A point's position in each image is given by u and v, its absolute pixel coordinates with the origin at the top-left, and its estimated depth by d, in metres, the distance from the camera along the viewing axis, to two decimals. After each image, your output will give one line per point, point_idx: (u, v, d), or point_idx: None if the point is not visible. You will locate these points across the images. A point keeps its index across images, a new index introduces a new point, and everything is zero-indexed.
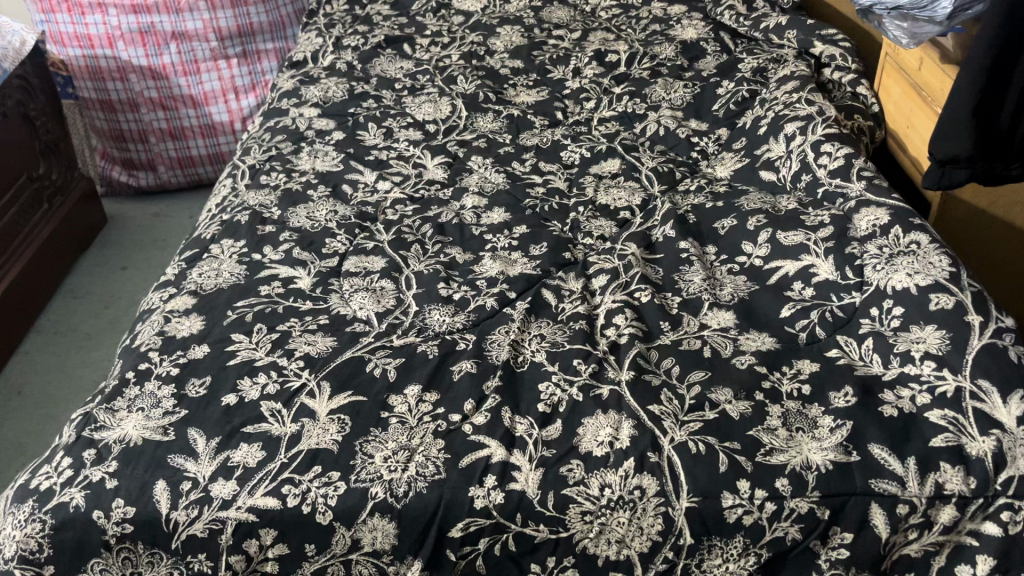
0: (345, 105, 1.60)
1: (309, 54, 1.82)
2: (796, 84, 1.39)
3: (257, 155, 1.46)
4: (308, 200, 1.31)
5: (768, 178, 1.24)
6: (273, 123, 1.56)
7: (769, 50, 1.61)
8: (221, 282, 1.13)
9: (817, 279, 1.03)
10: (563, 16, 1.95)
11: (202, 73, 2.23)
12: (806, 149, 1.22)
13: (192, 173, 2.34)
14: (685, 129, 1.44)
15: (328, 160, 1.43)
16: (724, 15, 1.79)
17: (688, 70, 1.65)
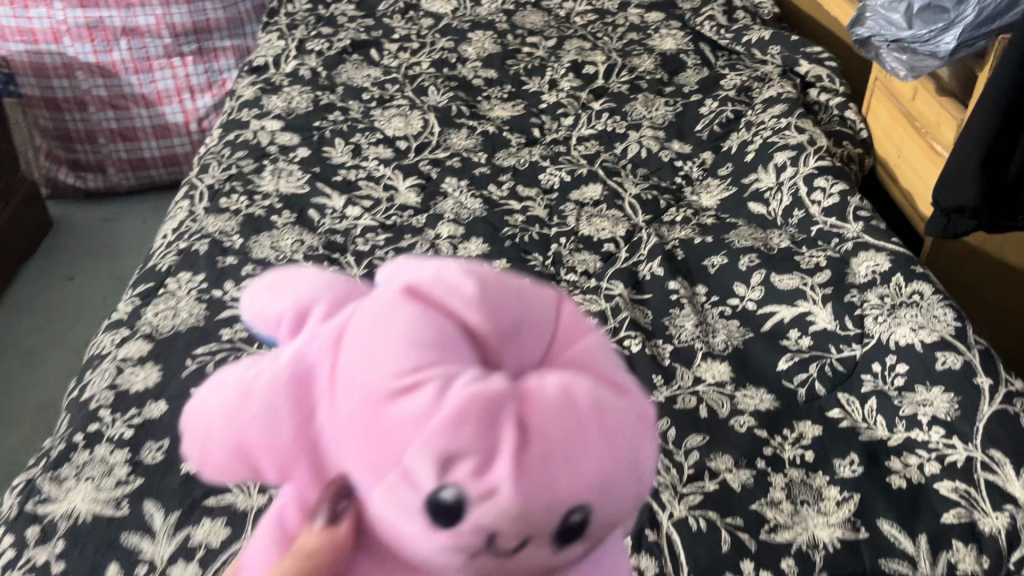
0: (309, 117, 1.52)
1: (271, 59, 1.73)
2: (783, 108, 1.34)
3: (216, 174, 1.37)
4: (272, 227, 1.23)
5: (758, 210, 1.19)
6: (233, 137, 1.47)
7: (752, 66, 1.57)
8: (178, 323, 1.04)
9: (815, 328, 0.98)
10: (536, 22, 1.88)
11: (155, 71, 2.12)
12: (799, 182, 1.17)
13: (144, 175, 2.23)
14: (668, 152, 1.39)
15: (292, 181, 1.34)
16: (705, 25, 1.74)
17: (668, 85, 1.60)
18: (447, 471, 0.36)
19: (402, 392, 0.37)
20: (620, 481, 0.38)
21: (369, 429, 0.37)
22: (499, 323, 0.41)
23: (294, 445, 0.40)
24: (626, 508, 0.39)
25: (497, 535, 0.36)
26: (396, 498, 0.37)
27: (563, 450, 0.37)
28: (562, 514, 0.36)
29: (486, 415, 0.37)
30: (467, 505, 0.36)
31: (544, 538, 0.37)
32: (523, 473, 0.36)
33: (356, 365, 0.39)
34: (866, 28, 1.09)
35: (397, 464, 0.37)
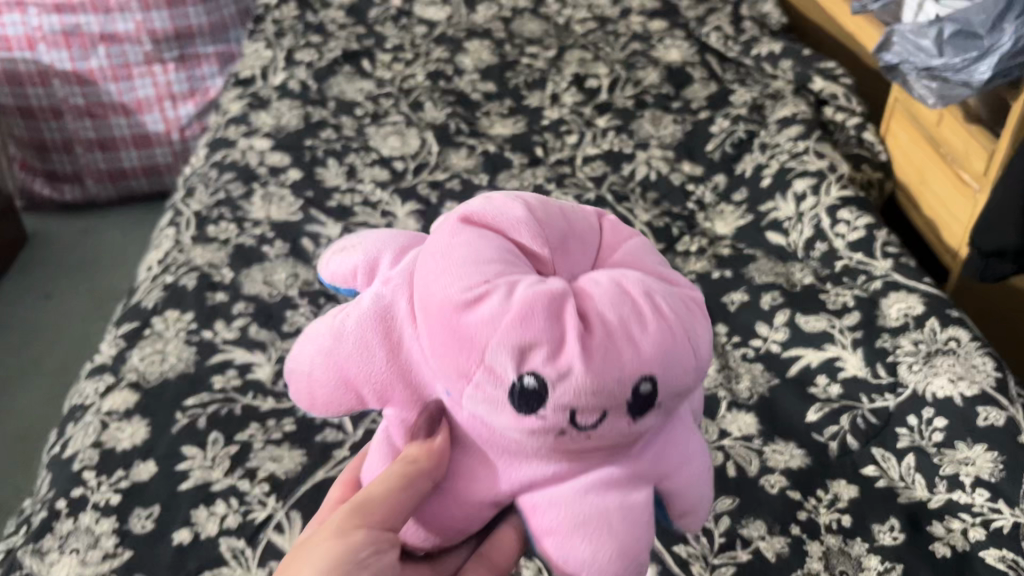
0: (300, 135, 1.45)
1: (259, 71, 1.66)
2: (799, 130, 1.29)
3: (203, 198, 1.30)
4: (265, 259, 1.16)
5: (777, 241, 1.14)
6: (220, 157, 1.40)
7: (762, 81, 1.52)
8: (166, 370, 0.98)
9: (844, 375, 0.93)
10: (534, 31, 1.82)
11: (134, 78, 2.04)
12: (821, 214, 1.11)
13: (124, 186, 2.16)
14: (678, 175, 1.33)
15: (284, 207, 1.27)
16: (711, 36, 1.69)
17: (674, 101, 1.54)
18: (524, 361, 0.47)
19: (477, 301, 0.48)
20: (667, 353, 0.48)
21: (456, 336, 0.48)
22: (546, 245, 0.53)
23: (391, 366, 0.54)
24: (682, 381, 0.50)
25: (573, 409, 0.47)
26: (489, 390, 0.49)
27: (613, 334, 0.48)
28: (626, 386, 0.47)
29: (549, 311, 0.48)
30: (548, 386, 0.47)
31: (615, 407, 0.48)
32: (586, 357, 0.47)
33: (434, 284, 0.50)
34: (894, 54, 1.05)
35: (481, 362, 0.48)
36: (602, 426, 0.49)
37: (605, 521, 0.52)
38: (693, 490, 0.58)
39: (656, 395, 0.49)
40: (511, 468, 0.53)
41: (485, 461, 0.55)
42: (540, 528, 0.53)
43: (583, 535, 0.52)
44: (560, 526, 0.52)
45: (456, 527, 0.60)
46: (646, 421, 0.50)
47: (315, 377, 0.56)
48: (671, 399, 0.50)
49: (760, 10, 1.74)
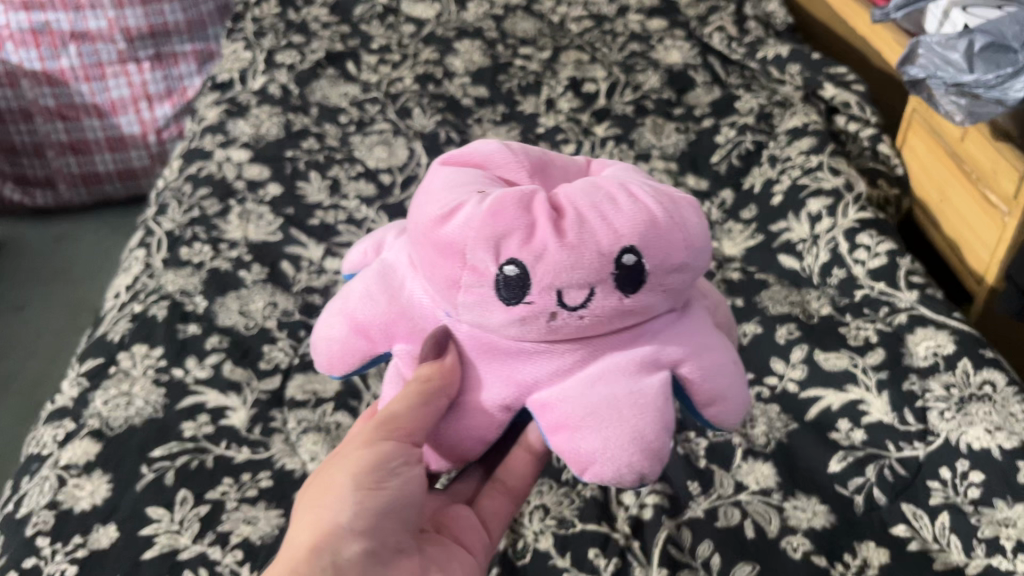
0: (280, 146, 1.36)
1: (237, 74, 1.57)
2: (811, 143, 1.22)
3: (175, 216, 1.22)
4: (241, 286, 1.08)
5: (790, 265, 1.07)
6: (195, 169, 1.32)
7: (767, 87, 1.46)
8: (133, 414, 0.90)
9: (868, 419, 0.85)
10: (527, 30, 1.74)
11: (108, 79, 1.95)
12: (838, 237, 1.04)
13: (98, 191, 2.08)
14: (682, 190, 1.26)
15: (263, 225, 1.19)
16: (714, 38, 1.61)
17: (675, 108, 1.47)
18: (501, 251, 0.55)
19: (453, 210, 0.57)
20: (641, 231, 0.55)
21: (440, 243, 0.57)
22: (526, 171, 0.63)
23: (392, 307, 0.66)
24: (669, 259, 0.56)
25: (557, 289, 0.55)
26: (478, 288, 0.57)
27: (576, 218, 0.56)
28: (604, 260, 0.54)
29: (516, 206, 0.56)
30: (524, 271, 0.55)
31: (600, 281, 0.55)
32: (557, 239, 0.55)
33: (422, 209, 0.60)
34: (919, 67, 0.97)
35: (465, 263, 0.56)
36: (590, 306, 0.56)
37: (613, 411, 0.58)
38: (724, 383, 0.62)
39: (640, 269, 0.55)
40: (517, 373, 0.62)
41: (497, 371, 0.63)
42: (554, 425, 0.60)
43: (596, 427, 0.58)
44: (573, 419, 0.59)
45: (479, 443, 0.66)
46: (635, 300, 0.57)
47: (334, 336, 0.68)
48: (661, 276, 0.56)
49: (765, 9, 1.66)
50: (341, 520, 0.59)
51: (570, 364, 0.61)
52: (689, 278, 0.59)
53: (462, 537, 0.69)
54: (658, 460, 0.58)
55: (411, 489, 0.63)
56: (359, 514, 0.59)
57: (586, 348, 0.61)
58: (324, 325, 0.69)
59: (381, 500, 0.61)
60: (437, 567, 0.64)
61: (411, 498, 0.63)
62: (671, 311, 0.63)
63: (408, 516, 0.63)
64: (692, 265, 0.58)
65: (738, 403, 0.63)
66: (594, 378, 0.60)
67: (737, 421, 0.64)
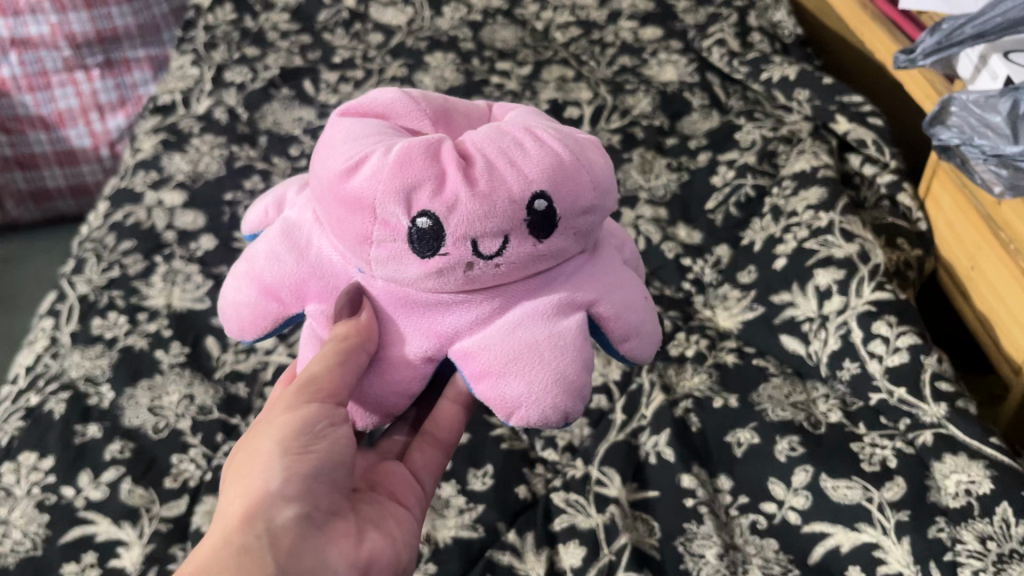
0: (220, 187, 1.21)
1: (181, 95, 1.41)
2: (821, 194, 1.05)
3: (92, 275, 1.07)
4: (155, 371, 0.93)
5: (794, 349, 0.92)
6: (121, 215, 1.16)
7: (772, 115, 1.29)
8: (6, 552, 0.76)
9: (885, 570, 0.70)
10: (507, 41, 1.57)
11: (53, 88, 1.78)
12: (851, 323, 0.88)
13: (49, 208, 1.92)
14: (671, 243, 1.10)
15: (189, 289, 1.04)
16: (714, 53, 1.45)
17: (667, 139, 1.31)
18: (413, 203, 0.59)
19: (361, 166, 0.60)
20: (548, 177, 0.60)
21: (353, 199, 0.60)
22: (428, 124, 0.68)
23: (301, 267, 0.67)
24: (576, 203, 0.62)
25: (470, 238, 0.59)
26: (392, 239, 0.60)
27: (485, 165, 0.60)
28: (515, 206, 0.59)
29: (426, 156, 0.60)
30: (437, 219, 0.59)
31: (512, 228, 0.59)
32: (468, 188, 0.59)
33: (328, 164, 0.63)
34: (952, 130, 0.81)
35: (378, 217, 0.60)
36: (503, 253, 0.60)
37: (533, 355, 0.62)
38: (629, 318, 0.69)
39: (552, 214, 0.60)
40: (436, 325, 0.65)
41: (416, 324, 0.66)
42: (481, 374, 0.64)
43: (517, 372, 0.62)
44: (495, 365, 0.63)
45: (398, 395, 0.69)
46: (542, 247, 0.62)
47: (243, 300, 0.70)
48: (568, 219, 0.62)
49: (770, 19, 1.49)
50: (268, 486, 0.59)
51: (487, 314, 0.64)
52: (593, 221, 0.65)
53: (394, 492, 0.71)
54: (578, 396, 0.62)
55: (337, 452, 0.64)
56: (288, 479, 0.60)
57: (499, 296, 0.65)
58: (230, 291, 0.70)
59: (309, 464, 0.61)
60: (372, 526, 0.65)
61: (340, 457, 0.64)
62: (580, 257, 0.68)
63: (338, 477, 0.63)
64: (593, 207, 0.63)
65: (646, 338, 0.69)
66: (513, 324, 0.64)
67: (648, 353, 0.69)
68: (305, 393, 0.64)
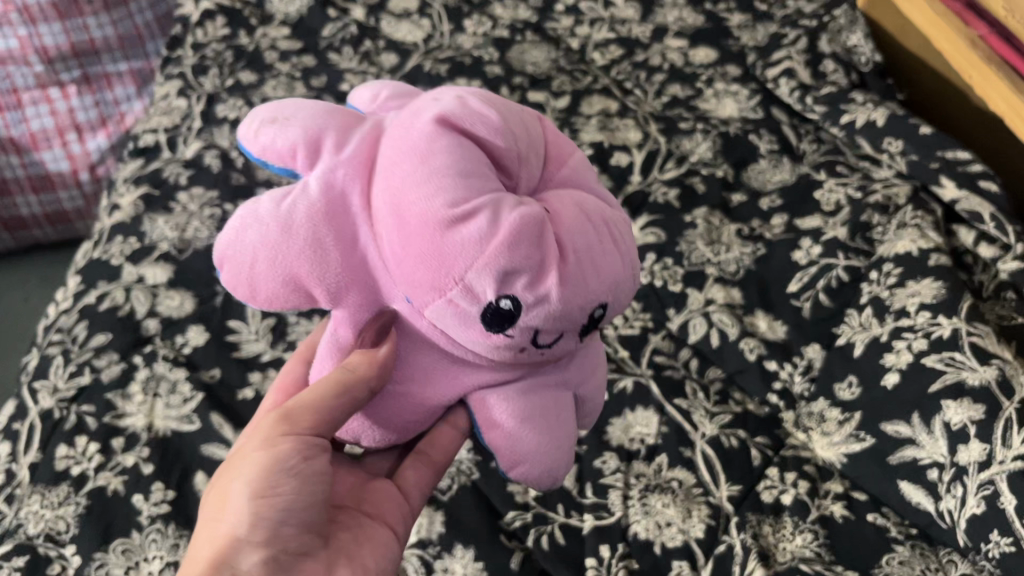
0: (212, 259, 1.03)
1: (166, 135, 1.22)
2: (937, 291, 0.88)
3: (57, 383, 0.89)
4: (132, 527, 0.76)
5: (921, 504, 0.75)
6: (95, 297, 0.98)
7: (857, 171, 1.11)
8: None
9: None
10: (538, 64, 1.36)
11: (25, 106, 1.52)
12: (1000, 484, 0.72)
13: (24, 238, 1.63)
14: (752, 340, 0.92)
15: (175, 403, 0.86)
16: (781, 86, 1.25)
17: (732, 194, 1.12)
18: (504, 286, 0.47)
19: (458, 219, 0.46)
20: (619, 285, 0.50)
21: (432, 254, 0.46)
22: (519, 152, 0.51)
23: (344, 267, 0.51)
24: (625, 303, 0.53)
25: (540, 331, 0.49)
26: (461, 307, 0.48)
27: (586, 258, 0.48)
28: (587, 312, 0.49)
29: (532, 234, 0.47)
30: (522, 309, 0.47)
31: (571, 329, 0.50)
32: (562, 284, 0.47)
33: (414, 182, 0.47)
34: None
35: (461, 280, 0.47)
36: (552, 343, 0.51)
37: (539, 427, 0.56)
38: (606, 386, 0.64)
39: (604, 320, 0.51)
40: (460, 374, 0.55)
41: (440, 367, 0.55)
42: (482, 426, 0.57)
43: (518, 436, 0.56)
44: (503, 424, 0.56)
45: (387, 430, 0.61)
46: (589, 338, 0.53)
47: (248, 266, 0.51)
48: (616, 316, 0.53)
49: (845, 42, 1.29)
50: (235, 530, 0.53)
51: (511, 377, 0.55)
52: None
53: (378, 512, 0.64)
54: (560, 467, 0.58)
55: (313, 488, 0.57)
56: (255, 523, 0.53)
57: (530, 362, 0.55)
58: (240, 241, 0.51)
59: (280, 508, 0.54)
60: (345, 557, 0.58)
61: (317, 491, 0.57)
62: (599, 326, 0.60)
63: (313, 511, 0.57)
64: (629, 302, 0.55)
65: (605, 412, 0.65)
66: (532, 390, 0.56)
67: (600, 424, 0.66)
68: (283, 426, 0.57)
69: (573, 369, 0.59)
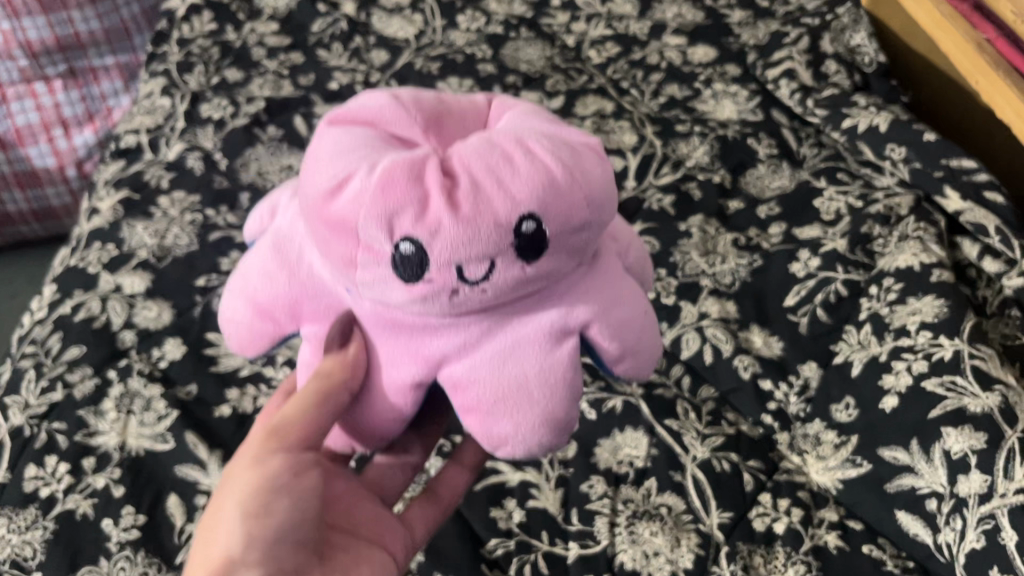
0: (192, 268, 1.00)
1: (148, 136, 1.18)
2: (939, 309, 0.85)
3: (28, 398, 0.86)
4: (100, 554, 0.73)
5: (919, 535, 0.73)
6: (70, 307, 0.95)
7: (858, 180, 1.07)
8: None
9: None
10: (532, 62, 1.32)
11: (9, 101, 1.43)
12: (1001, 519, 0.70)
13: (12, 234, 1.59)
14: (747, 357, 0.89)
15: (148, 421, 0.84)
16: (782, 87, 1.21)
17: (729, 201, 1.09)
18: (395, 229, 0.44)
19: (341, 188, 0.46)
20: (538, 194, 0.45)
21: (331, 224, 0.46)
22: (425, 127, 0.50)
23: (294, 282, 0.54)
24: (574, 218, 0.46)
25: (458, 264, 0.44)
26: (373, 268, 0.46)
27: (483, 183, 0.45)
28: (501, 231, 0.44)
29: (410, 175, 0.44)
30: (422, 249, 0.44)
31: (498, 253, 0.44)
32: (452, 211, 0.44)
33: (310, 182, 0.48)
34: None
35: (359, 242, 0.45)
36: (491, 280, 0.45)
37: (524, 391, 0.50)
38: (633, 339, 0.55)
39: (541, 237, 0.45)
40: (421, 346, 0.51)
41: (403, 345, 0.52)
42: (466, 404, 0.52)
43: (505, 409, 0.51)
44: (483, 402, 0.51)
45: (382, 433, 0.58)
46: (539, 267, 0.46)
47: (236, 317, 0.57)
48: (564, 237, 0.46)
49: (847, 42, 1.25)
50: (229, 551, 0.51)
51: (479, 340, 0.50)
52: (597, 230, 0.49)
53: (371, 533, 0.61)
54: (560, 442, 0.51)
55: (304, 507, 0.55)
56: (249, 543, 0.51)
57: (492, 319, 0.50)
58: (226, 305, 0.58)
59: (273, 526, 0.52)
60: None
61: (307, 511, 0.55)
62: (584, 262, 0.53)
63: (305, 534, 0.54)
64: (594, 221, 0.48)
65: (645, 356, 0.56)
66: (504, 350, 0.50)
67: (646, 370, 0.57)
68: (274, 442, 0.56)
69: (557, 309, 0.51)
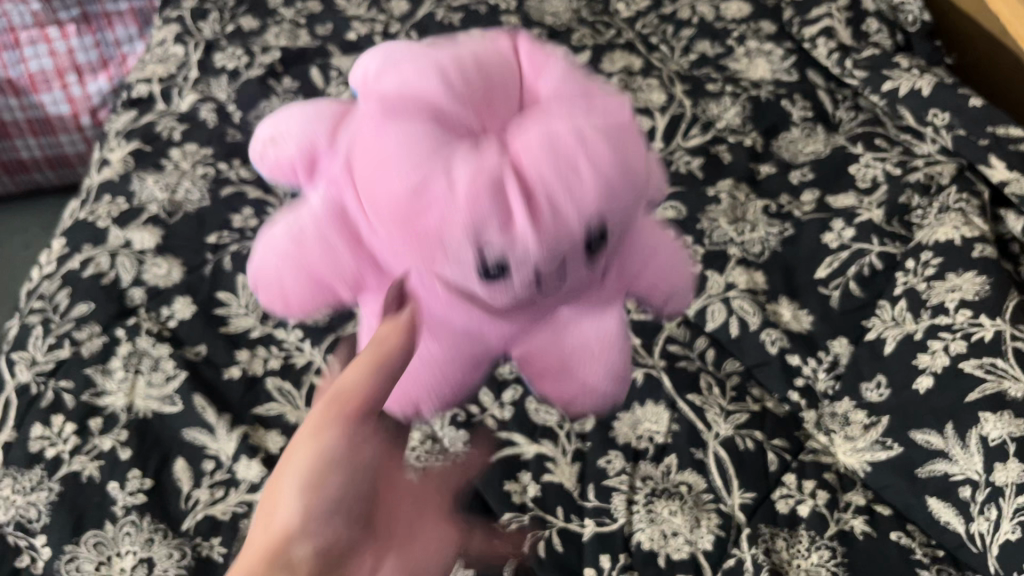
0: (204, 223, 0.97)
1: (160, 85, 1.14)
2: (980, 287, 0.82)
3: (34, 356, 0.84)
4: (105, 518, 0.72)
5: (950, 523, 0.70)
6: (79, 262, 0.92)
7: (897, 147, 1.03)
8: None
9: None
10: (558, 15, 1.27)
11: (21, 45, 1.38)
12: None
13: (26, 181, 1.57)
14: (774, 331, 0.85)
15: (157, 382, 0.82)
16: (819, 47, 1.16)
17: (760, 166, 1.05)
18: (482, 239, 0.42)
19: (417, 193, 0.42)
20: (612, 185, 0.43)
21: (412, 230, 0.43)
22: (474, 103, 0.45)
23: (350, 258, 0.49)
24: (635, 195, 0.45)
25: (537, 266, 0.43)
26: (456, 271, 0.44)
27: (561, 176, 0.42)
28: (580, 233, 0.43)
29: (492, 183, 0.41)
30: (507, 254, 0.42)
31: (572, 250, 0.43)
32: (536, 220, 0.42)
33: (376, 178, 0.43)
34: None
35: (442, 249, 0.43)
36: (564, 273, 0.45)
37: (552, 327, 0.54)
38: (663, 281, 0.57)
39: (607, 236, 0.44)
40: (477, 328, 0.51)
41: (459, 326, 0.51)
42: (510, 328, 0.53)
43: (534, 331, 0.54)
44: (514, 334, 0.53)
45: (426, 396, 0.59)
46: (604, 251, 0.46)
47: (272, 269, 0.51)
48: (627, 218, 0.45)
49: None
50: (288, 525, 0.39)
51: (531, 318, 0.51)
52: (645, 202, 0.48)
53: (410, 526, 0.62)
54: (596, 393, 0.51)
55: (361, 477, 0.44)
56: (311, 518, 0.40)
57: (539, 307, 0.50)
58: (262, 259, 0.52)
59: (334, 494, 0.41)
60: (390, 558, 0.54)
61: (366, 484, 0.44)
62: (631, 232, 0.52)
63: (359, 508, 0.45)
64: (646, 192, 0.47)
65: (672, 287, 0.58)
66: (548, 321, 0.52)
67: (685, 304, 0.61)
68: (331, 410, 0.42)
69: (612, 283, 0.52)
